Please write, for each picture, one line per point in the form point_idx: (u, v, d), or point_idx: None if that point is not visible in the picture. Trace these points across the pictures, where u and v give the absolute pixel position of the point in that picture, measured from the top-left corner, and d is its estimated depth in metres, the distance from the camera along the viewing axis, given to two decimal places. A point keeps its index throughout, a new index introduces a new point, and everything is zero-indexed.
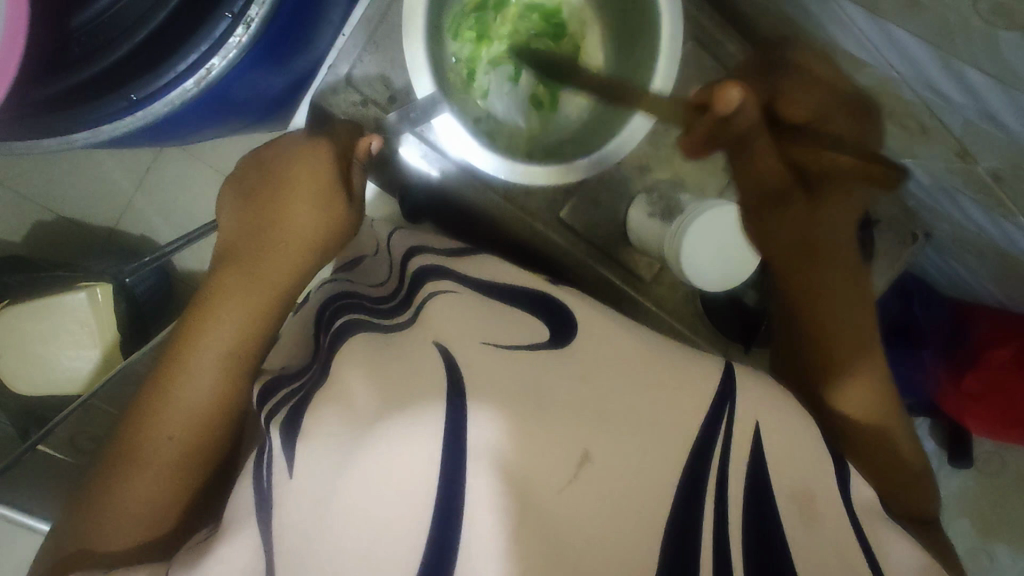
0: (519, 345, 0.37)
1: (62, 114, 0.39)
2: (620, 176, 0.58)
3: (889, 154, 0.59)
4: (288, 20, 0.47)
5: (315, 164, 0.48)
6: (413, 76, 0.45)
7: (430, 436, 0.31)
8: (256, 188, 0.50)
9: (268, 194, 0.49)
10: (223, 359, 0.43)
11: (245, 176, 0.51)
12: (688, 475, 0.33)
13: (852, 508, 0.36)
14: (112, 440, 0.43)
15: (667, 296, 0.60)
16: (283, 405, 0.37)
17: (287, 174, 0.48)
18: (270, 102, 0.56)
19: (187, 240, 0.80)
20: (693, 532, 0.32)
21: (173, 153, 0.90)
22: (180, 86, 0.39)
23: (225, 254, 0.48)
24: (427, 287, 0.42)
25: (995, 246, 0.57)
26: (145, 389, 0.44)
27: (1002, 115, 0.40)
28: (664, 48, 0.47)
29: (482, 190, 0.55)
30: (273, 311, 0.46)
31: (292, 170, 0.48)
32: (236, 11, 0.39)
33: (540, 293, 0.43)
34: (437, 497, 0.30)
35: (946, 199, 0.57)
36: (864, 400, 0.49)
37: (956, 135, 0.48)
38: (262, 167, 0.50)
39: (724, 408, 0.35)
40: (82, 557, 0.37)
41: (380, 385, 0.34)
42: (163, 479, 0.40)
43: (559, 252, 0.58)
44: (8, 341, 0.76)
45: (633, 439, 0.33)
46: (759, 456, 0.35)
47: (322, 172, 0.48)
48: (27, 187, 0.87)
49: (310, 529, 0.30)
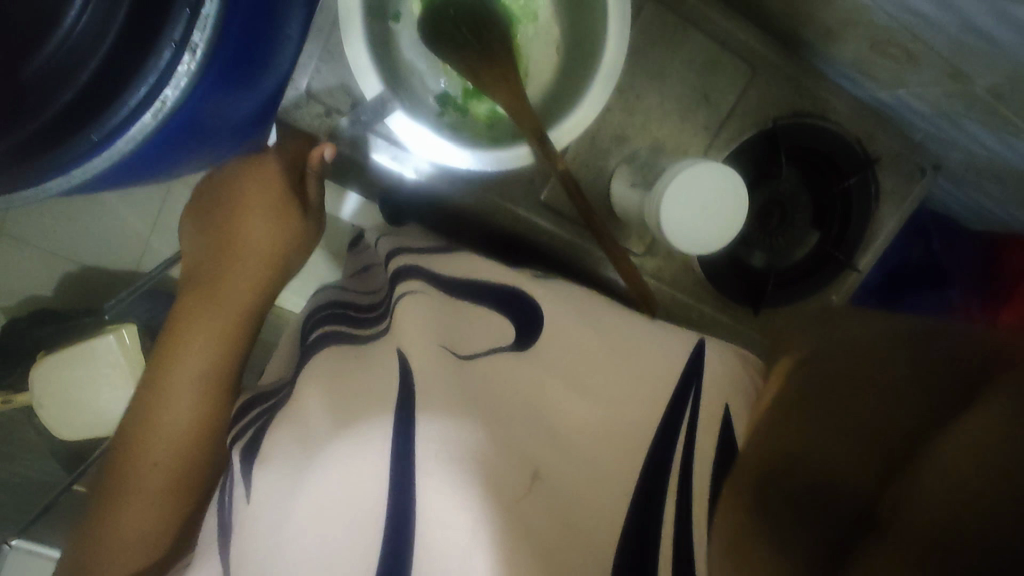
0: (477, 355, 0.38)
1: (28, 164, 0.39)
2: (597, 147, 0.56)
3: (882, 87, 0.56)
4: (241, 42, 0.47)
5: (267, 181, 0.49)
6: (360, 80, 0.44)
7: (378, 442, 0.32)
8: (213, 212, 0.51)
9: (225, 216, 0.50)
10: (196, 382, 0.45)
11: (202, 201, 0.52)
12: (649, 458, 0.37)
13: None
14: (104, 473, 0.45)
15: (663, 267, 0.58)
16: (246, 428, 0.39)
17: (237, 196, 0.49)
18: (243, 126, 0.55)
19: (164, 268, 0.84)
20: (652, 510, 0.36)
21: (176, 190, 0.92)
22: (138, 120, 0.41)
23: (189, 280, 0.49)
24: (400, 287, 0.40)
25: (1011, 169, 0.53)
26: (128, 421, 0.45)
27: (989, 26, 0.37)
28: (613, 7, 0.45)
29: (457, 185, 0.54)
30: (244, 327, 0.48)
31: (245, 190, 0.49)
32: (178, 38, 0.40)
33: (503, 287, 0.42)
34: (386, 510, 0.31)
35: (952, 126, 0.54)
36: None
37: (945, 57, 0.44)
38: (218, 191, 0.51)
39: (689, 388, 0.39)
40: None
41: (330, 401, 0.35)
42: (154, 503, 0.42)
43: (545, 236, 0.57)
44: (48, 390, 0.79)
45: (599, 432, 0.37)
46: (729, 433, 0.39)
47: (272, 187, 0.49)
48: (45, 240, 0.90)
49: (277, 540, 0.31)
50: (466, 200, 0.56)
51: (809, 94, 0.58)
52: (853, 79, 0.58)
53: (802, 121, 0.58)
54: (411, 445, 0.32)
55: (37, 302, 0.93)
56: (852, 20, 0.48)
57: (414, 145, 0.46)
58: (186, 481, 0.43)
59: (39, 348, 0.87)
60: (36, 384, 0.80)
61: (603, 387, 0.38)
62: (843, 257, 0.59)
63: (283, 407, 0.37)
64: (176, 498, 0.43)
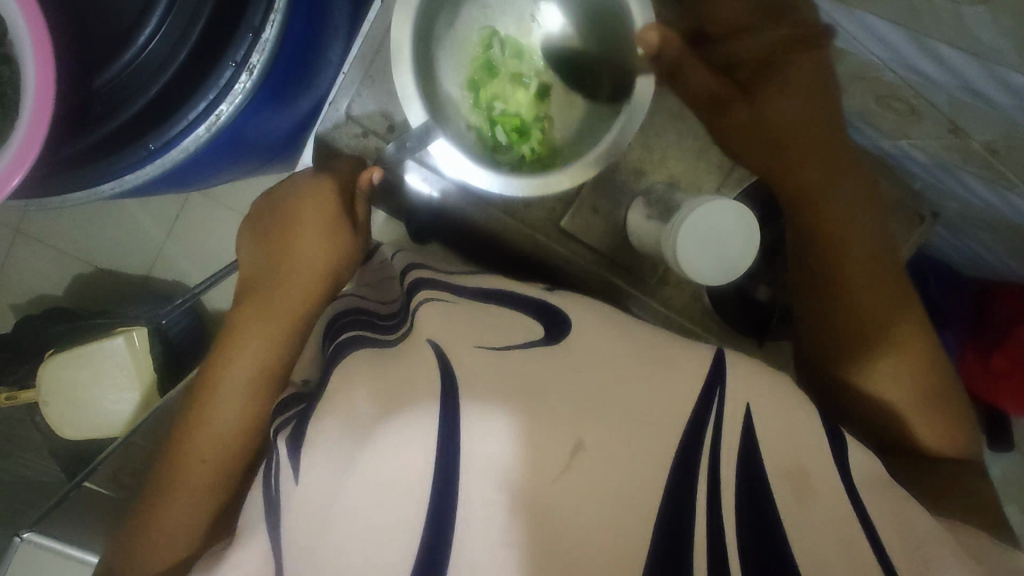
0: (513, 345, 0.38)
1: (86, 168, 0.44)
2: (617, 181, 0.60)
3: (885, 137, 0.59)
4: (289, 63, 0.51)
5: (322, 200, 0.52)
6: (406, 106, 0.48)
7: (424, 439, 0.32)
8: (270, 229, 0.54)
9: (282, 231, 0.52)
10: (246, 385, 0.47)
11: (258, 217, 0.56)
12: (680, 458, 0.34)
13: (858, 476, 0.36)
14: (158, 470, 0.47)
15: (673, 296, 0.61)
16: (289, 418, 0.41)
17: (295, 212, 0.52)
18: (279, 141, 0.60)
19: (208, 283, 0.88)
20: (683, 508, 0.32)
21: (198, 200, 0.94)
22: (193, 132, 0.45)
23: (247, 289, 0.52)
24: (419, 297, 0.44)
25: (1004, 219, 0.56)
26: (184, 419, 0.48)
27: (982, 86, 0.40)
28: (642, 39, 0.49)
29: (482, 206, 0.58)
30: (294, 340, 0.49)
31: (302, 210, 0.52)
32: (239, 59, 0.44)
33: (538, 300, 0.44)
34: (434, 478, 0.32)
35: (950, 178, 0.57)
36: (894, 370, 0.48)
37: (945, 111, 0.48)
38: (276, 207, 0.54)
39: (714, 391, 0.36)
40: (138, 564, 0.43)
41: (379, 392, 0.37)
42: (198, 500, 0.44)
43: (562, 261, 0.60)
44: (55, 389, 0.80)
45: (627, 428, 0.34)
46: (752, 439, 0.35)
47: (329, 206, 0.52)
48: (68, 243, 0.93)
49: (319, 533, 0.32)
50: (490, 224, 0.59)
51: None
52: (859, 131, 0.62)
53: None
54: (461, 443, 0.33)
55: (48, 302, 0.94)
56: (858, 75, 0.52)
57: (449, 169, 0.50)
58: (231, 477, 0.45)
59: (47, 346, 0.87)
60: (43, 384, 0.80)
61: (634, 393, 0.35)
62: None
63: (321, 400, 0.40)
64: (215, 499, 0.45)
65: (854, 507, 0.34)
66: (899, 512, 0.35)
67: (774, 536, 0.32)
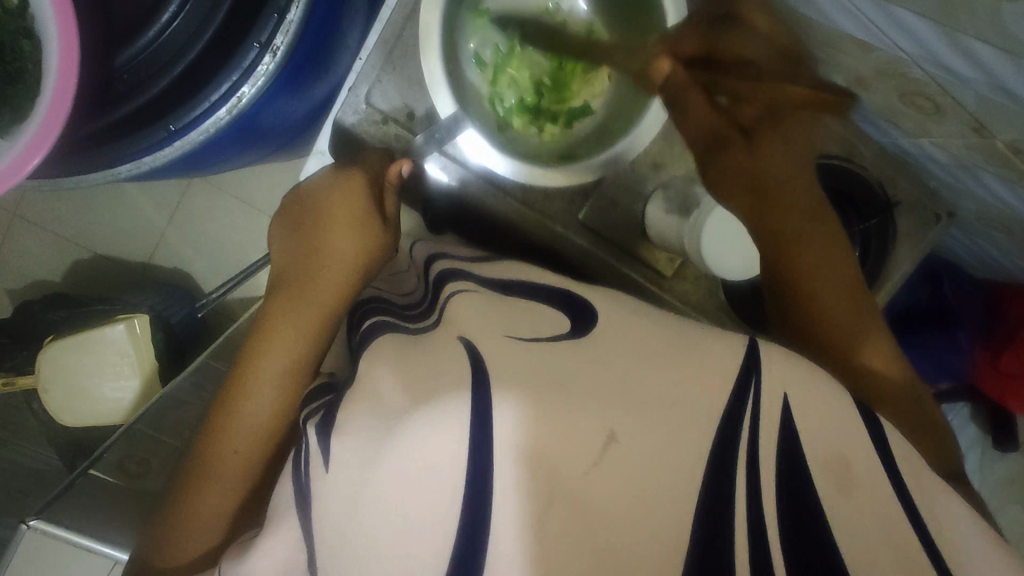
0: (545, 338, 0.38)
1: (105, 149, 0.44)
2: (636, 174, 0.59)
3: (905, 135, 0.59)
4: (310, 47, 0.50)
5: (352, 195, 0.50)
6: (434, 94, 0.48)
7: (456, 427, 0.32)
8: (302, 224, 0.53)
9: (313, 227, 0.52)
10: (275, 377, 0.46)
11: (290, 210, 0.55)
12: (716, 454, 0.33)
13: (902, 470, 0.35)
14: (183, 462, 0.47)
15: (690, 291, 0.60)
16: (315, 410, 0.40)
17: (326, 207, 0.51)
18: (295, 126, 0.59)
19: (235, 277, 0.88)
20: (721, 506, 0.32)
21: (202, 186, 0.93)
22: (214, 114, 0.44)
23: (279, 282, 0.51)
24: (447, 289, 0.44)
25: (1019, 219, 0.57)
26: (211, 410, 0.48)
27: (1014, 85, 0.40)
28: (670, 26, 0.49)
29: (501, 198, 0.57)
30: (321, 338, 0.48)
31: (330, 203, 0.51)
32: (262, 40, 0.44)
33: (567, 292, 0.44)
34: (467, 469, 0.31)
35: (968, 176, 0.57)
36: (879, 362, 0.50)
37: (971, 111, 0.47)
38: (305, 202, 0.53)
39: (749, 383, 0.36)
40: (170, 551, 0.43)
41: (407, 379, 0.36)
42: (224, 493, 0.44)
43: (580, 253, 0.60)
44: (54, 376, 0.78)
45: (664, 424, 0.33)
46: (790, 433, 0.35)
47: (359, 200, 0.51)
48: (68, 228, 0.92)
49: (349, 526, 0.32)
50: (508, 214, 0.58)
51: (836, 136, 0.62)
52: (879, 127, 0.62)
53: (826, 163, 0.62)
54: (491, 435, 0.32)
55: (47, 287, 0.92)
56: (884, 71, 0.52)
57: (474, 155, 0.51)
58: (256, 471, 0.45)
59: (47, 332, 0.85)
60: (43, 368, 0.78)
61: (668, 386, 0.35)
62: None
63: (350, 387, 0.39)
64: (240, 490, 0.44)
65: (902, 503, 0.33)
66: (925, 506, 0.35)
67: (815, 532, 0.32)
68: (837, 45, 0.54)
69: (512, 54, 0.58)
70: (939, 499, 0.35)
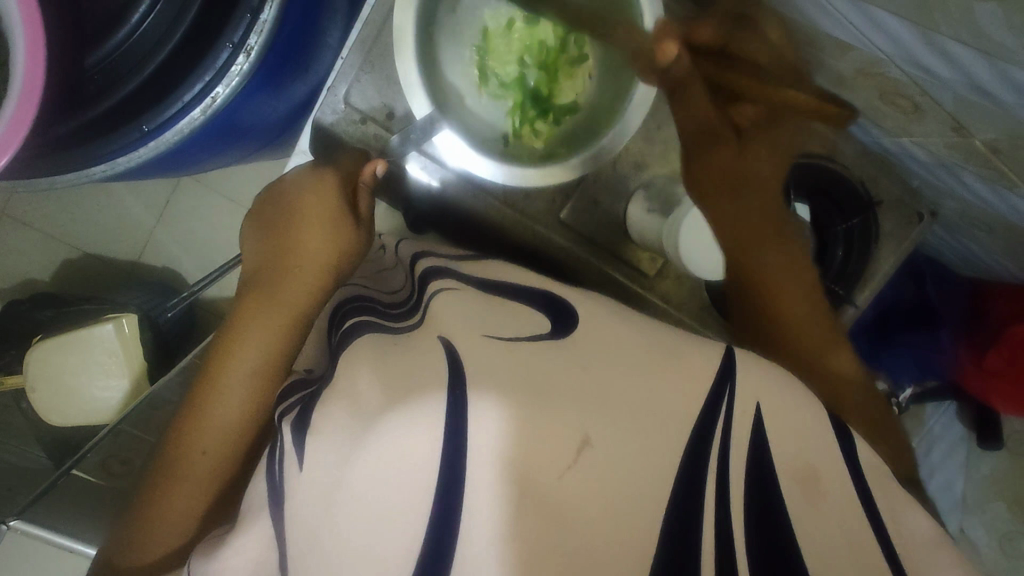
0: (522, 336, 0.38)
1: (78, 150, 0.44)
2: (618, 173, 0.60)
3: (887, 134, 0.59)
4: (288, 47, 0.50)
5: (325, 195, 0.51)
6: (409, 96, 0.49)
7: (428, 431, 0.32)
8: (274, 223, 0.53)
9: (285, 227, 0.52)
10: (249, 378, 0.46)
11: (263, 210, 0.55)
12: (687, 458, 0.33)
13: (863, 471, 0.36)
14: (157, 463, 0.47)
15: (671, 291, 0.60)
16: (290, 407, 0.40)
17: (299, 206, 0.51)
18: (274, 127, 0.59)
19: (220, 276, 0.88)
20: (689, 509, 0.32)
21: (191, 185, 0.93)
22: (188, 114, 0.44)
23: (251, 282, 0.51)
24: (433, 286, 0.44)
25: (1001, 219, 0.57)
26: (184, 411, 0.47)
27: (991, 86, 0.40)
28: (645, 28, 0.49)
29: (482, 197, 0.57)
30: (294, 338, 0.48)
31: (303, 202, 0.51)
32: (236, 40, 0.44)
33: (543, 292, 0.44)
34: (438, 475, 0.31)
35: (951, 176, 0.57)
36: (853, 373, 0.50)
37: (950, 111, 0.47)
38: (278, 203, 0.53)
39: (724, 387, 0.36)
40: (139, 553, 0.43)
41: (380, 381, 0.36)
42: (197, 494, 0.44)
43: (561, 253, 0.59)
44: (42, 376, 0.78)
45: (635, 427, 0.33)
46: (759, 437, 0.35)
47: (332, 200, 0.51)
48: (55, 227, 0.91)
49: (318, 527, 0.32)
50: (489, 214, 0.58)
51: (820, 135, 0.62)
52: (862, 126, 0.62)
53: (810, 162, 0.62)
54: (462, 438, 0.32)
55: (34, 286, 0.92)
56: (865, 71, 0.51)
57: (454, 159, 0.51)
58: (229, 472, 0.45)
59: (34, 331, 0.85)
60: (32, 368, 0.78)
61: (639, 389, 0.35)
62: (842, 292, 0.62)
63: (325, 387, 0.39)
64: (213, 492, 0.44)
65: (863, 509, 0.34)
66: (894, 508, 0.36)
67: (781, 535, 0.32)
68: (819, 44, 0.54)
69: (491, 45, 0.58)
70: (899, 506, 0.36)
